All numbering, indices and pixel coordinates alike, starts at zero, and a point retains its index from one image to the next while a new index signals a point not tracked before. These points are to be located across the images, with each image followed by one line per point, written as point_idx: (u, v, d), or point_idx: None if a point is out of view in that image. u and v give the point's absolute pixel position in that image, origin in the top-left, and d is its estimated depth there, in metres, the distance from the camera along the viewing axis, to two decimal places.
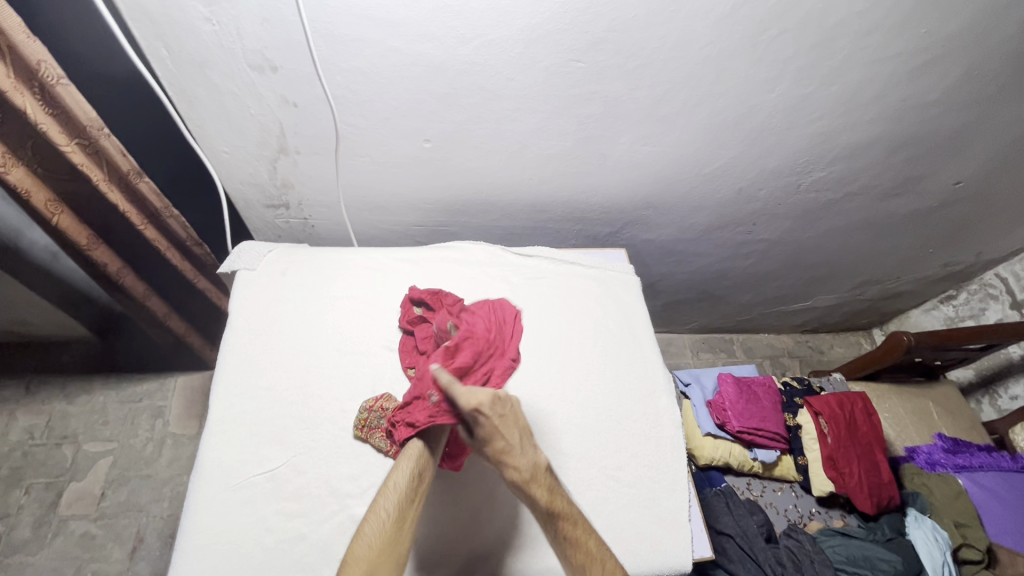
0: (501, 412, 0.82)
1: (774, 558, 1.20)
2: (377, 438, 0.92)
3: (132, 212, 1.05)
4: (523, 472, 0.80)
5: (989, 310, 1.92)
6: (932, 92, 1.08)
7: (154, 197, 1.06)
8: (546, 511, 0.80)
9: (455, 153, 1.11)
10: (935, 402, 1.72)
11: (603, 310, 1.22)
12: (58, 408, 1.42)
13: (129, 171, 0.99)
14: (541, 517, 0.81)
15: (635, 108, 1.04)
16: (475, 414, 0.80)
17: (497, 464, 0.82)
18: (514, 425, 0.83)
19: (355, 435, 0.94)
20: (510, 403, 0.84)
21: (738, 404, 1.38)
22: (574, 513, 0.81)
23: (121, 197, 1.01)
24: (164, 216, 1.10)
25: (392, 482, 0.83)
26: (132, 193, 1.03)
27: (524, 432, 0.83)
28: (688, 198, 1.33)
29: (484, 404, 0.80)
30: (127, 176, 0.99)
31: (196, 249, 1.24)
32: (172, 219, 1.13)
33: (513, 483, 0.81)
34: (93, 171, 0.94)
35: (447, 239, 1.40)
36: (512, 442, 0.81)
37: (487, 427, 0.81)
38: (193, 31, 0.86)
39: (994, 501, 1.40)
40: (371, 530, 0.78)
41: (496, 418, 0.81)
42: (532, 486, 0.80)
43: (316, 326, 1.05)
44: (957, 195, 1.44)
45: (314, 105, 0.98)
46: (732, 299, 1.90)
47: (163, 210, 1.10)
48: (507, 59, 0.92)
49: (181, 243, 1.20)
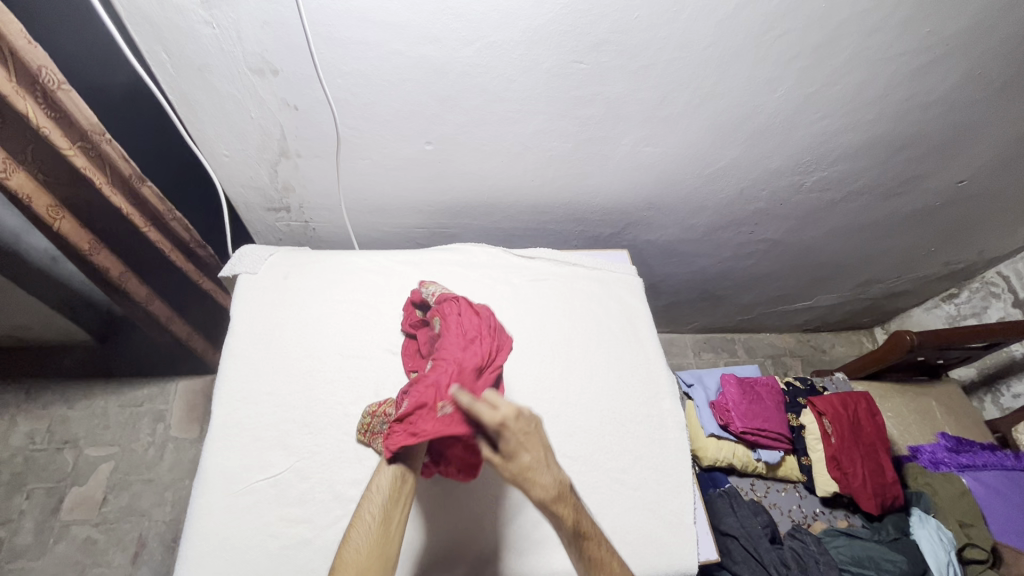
0: (528, 428, 0.67)
1: (779, 559, 1.19)
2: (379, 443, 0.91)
3: (134, 215, 1.04)
4: (551, 492, 0.70)
5: (991, 309, 1.91)
6: (937, 91, 1.08)
7: (157, 201, 1.05)
8: (572, 530, 0.75)
9: (456, 156, 1.10)
10: (937, 401, 1.72)
11: (605, 311, 1.22)
12: (59, 413, 1.41)
13: (131, 176, 0.98)
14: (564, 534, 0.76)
15: (638, 110, 1.04)
16: (499, 431, 0.65)
17: (520, 484, 0.69)
18: (539, 442, 0.69)
19: (358, 439, 0.94)
20: (534, 416, 0.69)
21: (741, 405, 1.38)
22: (596, 529, 0.77)
23: (124, 200, 1.00)
24: (167, 219, 1.10)
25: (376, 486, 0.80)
26: (135, 197, 1.02)
27: (547, 449, 0.70)
28: (690, 199, 1.33)
29: (509, 420, 0.65)
30: (130, 179, 0.98)
31: (199, 252, 1.23)
32: (175, 223, 1.12)
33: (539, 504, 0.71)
34: (96, 175, 0.93)
35: (449, 241, 1.39)
36: (538, 460, 0.69)
37: (514, 445, 0.66)
38: (194, 35, 0.85)
39: (998, 500, 1.40)
40: (357, 539, 0.75)
41: (524, 436, 0.67)
42: (561, 506, 0.72)
43: (318, 330, 1.05)
44: (960, 194, 1.43)
45: (315, 108, 0.98)
46: (734, 299, 1.89)
47: (166, 214, 1.09)
48: (509, 61, 0.91)
49: (184, 245, 1.19)
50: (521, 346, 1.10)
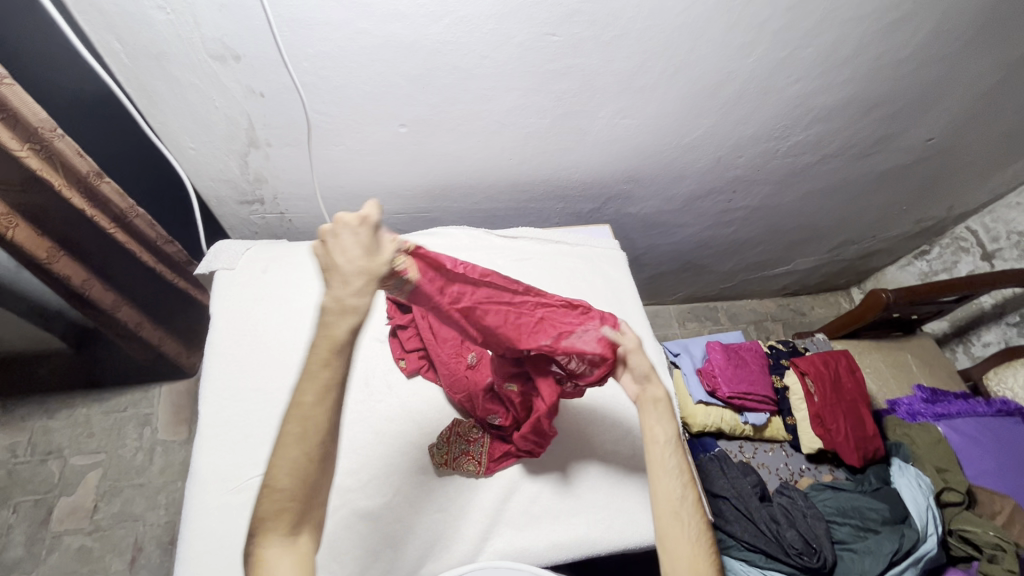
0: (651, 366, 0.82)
1: (769, 516, 1.24)
2: (465, 464, 0.93)
3: (99, 216, 1.01)
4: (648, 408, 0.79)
5: (961, 262, 1.97)
6: (906, 48, 1.08)
7: (118, 198, 1.01)
8: (675, 434, 0.78)
9: (431, 137, 1.08)
10: (912, 353, 1.78)
11: (591, 286, 1.21)
12: (39, 424, 1.38)
13: (89, 172, 0.94)
14: (658, 436, 0.77)
15: (613, 81, 1.03)
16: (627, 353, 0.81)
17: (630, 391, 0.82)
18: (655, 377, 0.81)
19: (440, 471, 0.94)
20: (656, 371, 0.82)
21: (727, 370, 1.41)
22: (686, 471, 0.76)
23: (84, 201, 0.97)
24: (130, 218, 1.06)
25: (263, 505, 0.56)
26: (94, 196, 0.98)
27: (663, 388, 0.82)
28: (668, 170, 1.33)
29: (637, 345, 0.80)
30: (87, 177, 0.94)
31: (167, 249, 1.19)
32: (139, 220, 1.08)
33: (652, 398, 0.80)
34: (52, 176, 0.90)
35: (429, 226, 1.38)
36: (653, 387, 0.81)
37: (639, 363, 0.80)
38: (146, 22, 0.81)
39: (973, 445, 1.47)
40: (279, 479, 0.56)
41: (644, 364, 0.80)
42: (671, 417, 0.79)
43: (302, 323, 1.04)
44: (930, 150, 1.46)
45: (282, 94, 0.94)
46: (715, 267, 1.92)
47: (128, 211, 1.05)
48: (479, 36, 0.89)
49: (152, 245, 1.15)
50: None
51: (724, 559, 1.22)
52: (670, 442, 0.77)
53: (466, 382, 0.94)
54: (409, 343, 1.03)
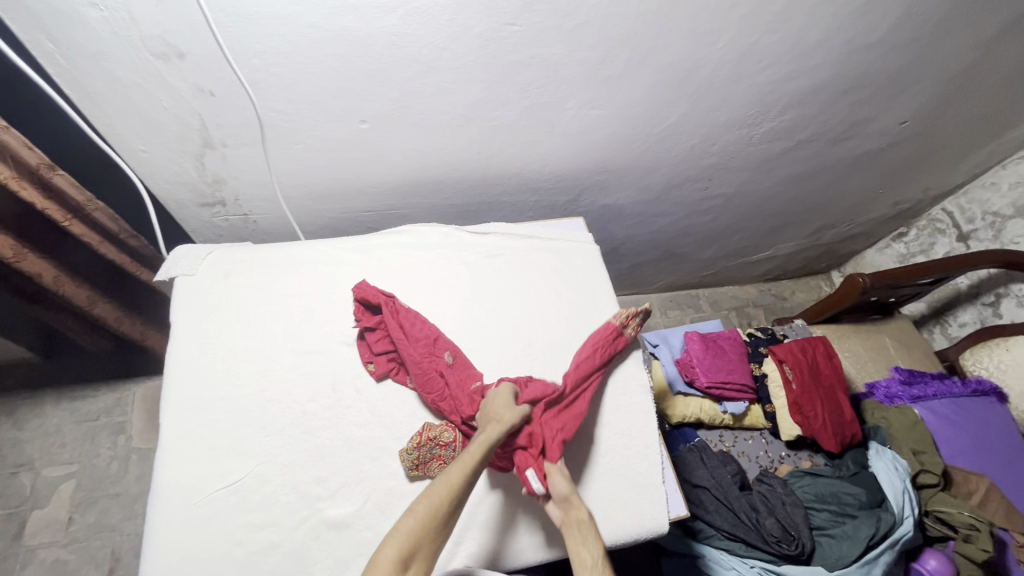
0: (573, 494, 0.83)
1: (749, 505, 1.25)
2: (435, 468, 0.91)
3: (53, 210, 0.98)
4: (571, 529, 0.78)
5: (937, 244, 1.98)
6: (876, 31, 1.07)
7: (74, 190, 0.99)
8: (604, 559, 0.74)
9: (394, 132, 1.05)
10: (890, 336, 1.79)
11: (565, 281, 1.19)
12: (7, 436, 1.34)
13: (39, 165, 0.91)
14: (582, 559, 0.74)
15: (579, 71, 1.00)
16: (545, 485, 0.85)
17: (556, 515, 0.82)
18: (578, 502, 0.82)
19: (411, 477, 0.91)
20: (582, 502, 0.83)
21: (705, 361, 1.41)
22: None
23: (37, 195, 0.94)
24: (88, 210, 1.03)
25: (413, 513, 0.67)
26: (48, 190, 0.96)
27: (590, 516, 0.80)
28: (641, 160, 1.31)
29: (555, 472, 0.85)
30: (38, 170, 0.92)
31: (130, 241, 1.16)
32: (97, 212, 1.06)
33: (575, 521, 0.79)
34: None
35: (400, 222, 1.35)
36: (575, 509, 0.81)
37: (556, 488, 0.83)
38: (80, 20, 0.76)
39: (949, 427, 1.48)
40: (437, 493, 0.70)
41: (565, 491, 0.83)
42: (597, 543, 0.76)
43: (266, 329, 1.01)
44: (904, 132, 1.45)
45: (233, 92, 0.90)
46: (694, 255, 1.91)
47: (85, 204, 1.02)
48: (436, 27, 0.85)
49: (114, 237, 1.12)
50: (481, 327, 1.09)
51: (704, 548, 1.24)
52: (598, 566, 0.73)
53: (440, 382, 0.95)
54: (378, 346, 1.00)
